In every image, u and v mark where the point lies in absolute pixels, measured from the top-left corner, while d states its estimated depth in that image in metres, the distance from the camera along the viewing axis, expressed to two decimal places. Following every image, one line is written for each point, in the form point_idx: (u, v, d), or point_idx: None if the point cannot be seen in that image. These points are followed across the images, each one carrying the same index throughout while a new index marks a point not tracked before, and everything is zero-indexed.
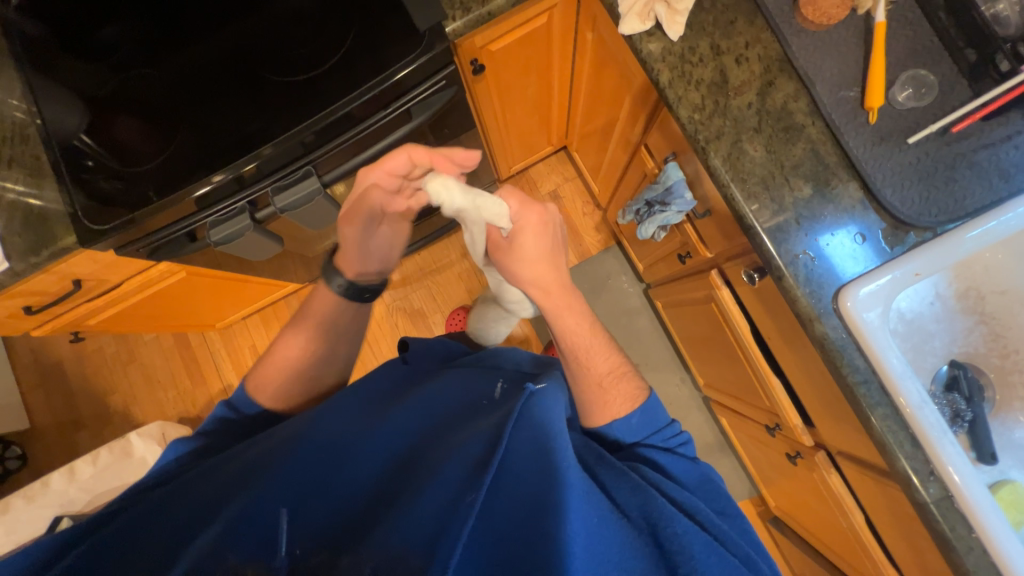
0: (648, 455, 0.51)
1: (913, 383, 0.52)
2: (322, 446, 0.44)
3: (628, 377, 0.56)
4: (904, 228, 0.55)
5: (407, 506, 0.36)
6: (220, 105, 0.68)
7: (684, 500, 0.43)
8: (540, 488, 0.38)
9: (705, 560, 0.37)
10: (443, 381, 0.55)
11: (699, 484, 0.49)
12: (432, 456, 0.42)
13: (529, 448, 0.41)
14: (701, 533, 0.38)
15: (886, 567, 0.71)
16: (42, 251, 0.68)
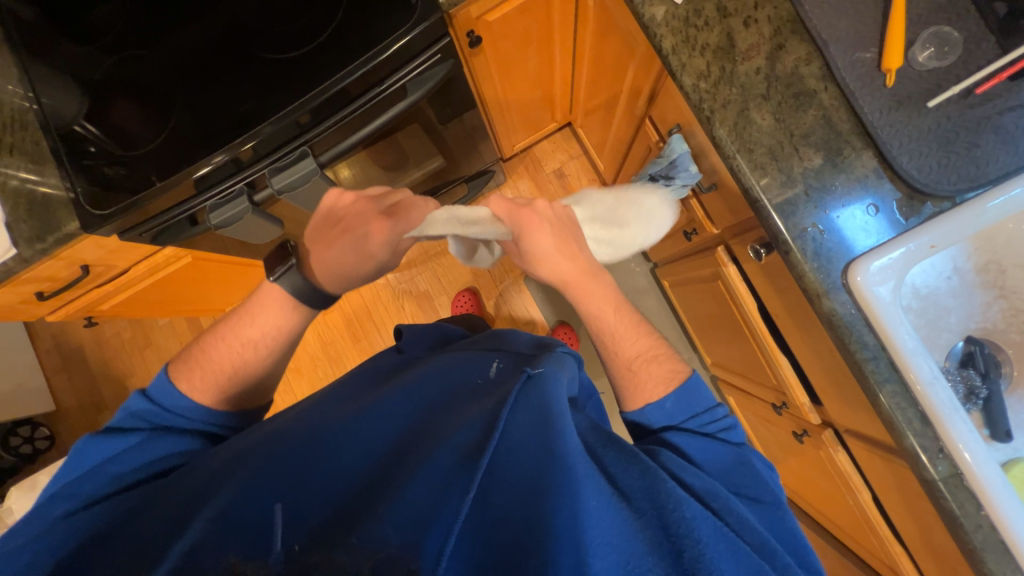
0: (672, 441, 0.48)
1: (925, 360, 0.50)
2: (319, 429, 0.44)
3: (665, 359, 0.54)
4: (920, 198, 0.53)
5: (401, 487, 0.36)
6: (215, 86, 0.67)
7: (702, 488, 0.41)
8: (535, 470, 0.38)
9: (714, 545, 0.35)
10: (441, 362, 0.55)
11: (732, 469, 0.46)
12: (428, 439, 0.42)
13: (526, 429, 0.41)
14: (709, 518, 0.36)
15: (893, 544, 0.71)
16: (48, 237, 0.69)
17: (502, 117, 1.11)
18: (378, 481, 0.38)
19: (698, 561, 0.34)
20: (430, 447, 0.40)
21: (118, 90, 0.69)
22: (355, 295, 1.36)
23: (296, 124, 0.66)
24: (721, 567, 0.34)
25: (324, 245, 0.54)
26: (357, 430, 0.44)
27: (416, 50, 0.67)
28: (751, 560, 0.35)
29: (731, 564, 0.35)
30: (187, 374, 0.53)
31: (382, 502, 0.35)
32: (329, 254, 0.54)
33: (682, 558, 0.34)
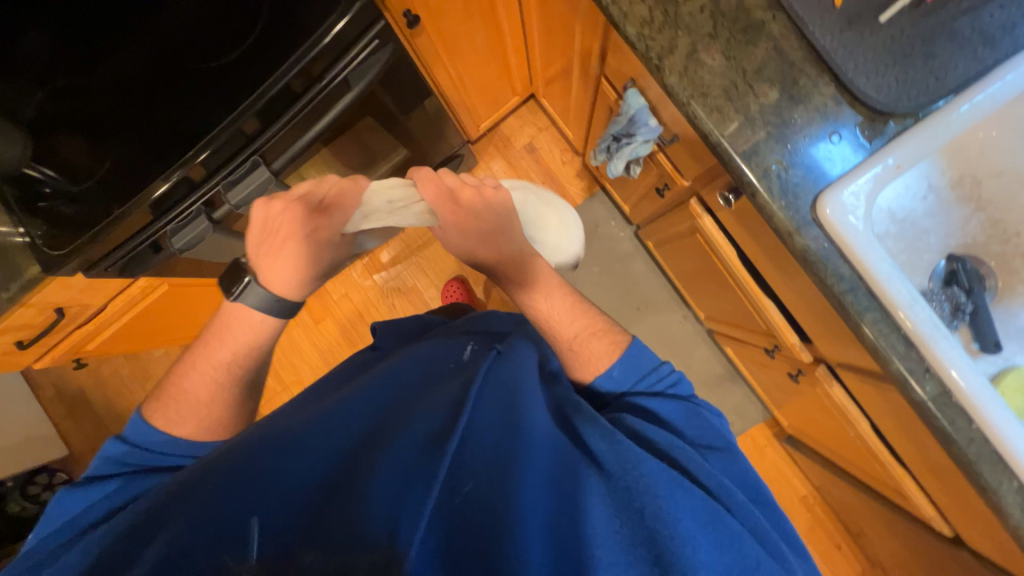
0: (633, 403, 0.49)
1: (902, 283, 0.49)
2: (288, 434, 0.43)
3: (607, 332, 0.54)
4: (882, 118, 0.52)
5: (370, 481, 0.35)
6: (151, 106, 0.64)
7: (660, 441, 0.43)
8: (506, 447, 0.38)
9: (669, 494, 0.36)
10: (408, 354, 0.55)
11: (689, 422, 0.47)
12: (396, 427, 0.41)
13: (497, 404, 0.42)
14: (665, 471, 0.38)
15: (897, 468, 0.72)
16: (12, 286, 0.69)
17: (460, 97, 1.08)
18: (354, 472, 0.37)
19: (658, 515, 0.35)
20: (400, 428, 0.39)
21: (59, 125, 0.66)
22: (344, 299, 1.35)
23: (243, 133, 0.65)
24: (678, 516, 0.35)
25: (275, 258, 0.55)
26: (325, 416, 0.42)
27: (352, 36, 0.65)
28: (707, 505, 0.37)
29: (690, 515, 0.35)
30: (162, 411, 0.51)
31: (356, 490, 0.34)
32: (282, 266, 0.54)
33: (643, 515, 0.35)
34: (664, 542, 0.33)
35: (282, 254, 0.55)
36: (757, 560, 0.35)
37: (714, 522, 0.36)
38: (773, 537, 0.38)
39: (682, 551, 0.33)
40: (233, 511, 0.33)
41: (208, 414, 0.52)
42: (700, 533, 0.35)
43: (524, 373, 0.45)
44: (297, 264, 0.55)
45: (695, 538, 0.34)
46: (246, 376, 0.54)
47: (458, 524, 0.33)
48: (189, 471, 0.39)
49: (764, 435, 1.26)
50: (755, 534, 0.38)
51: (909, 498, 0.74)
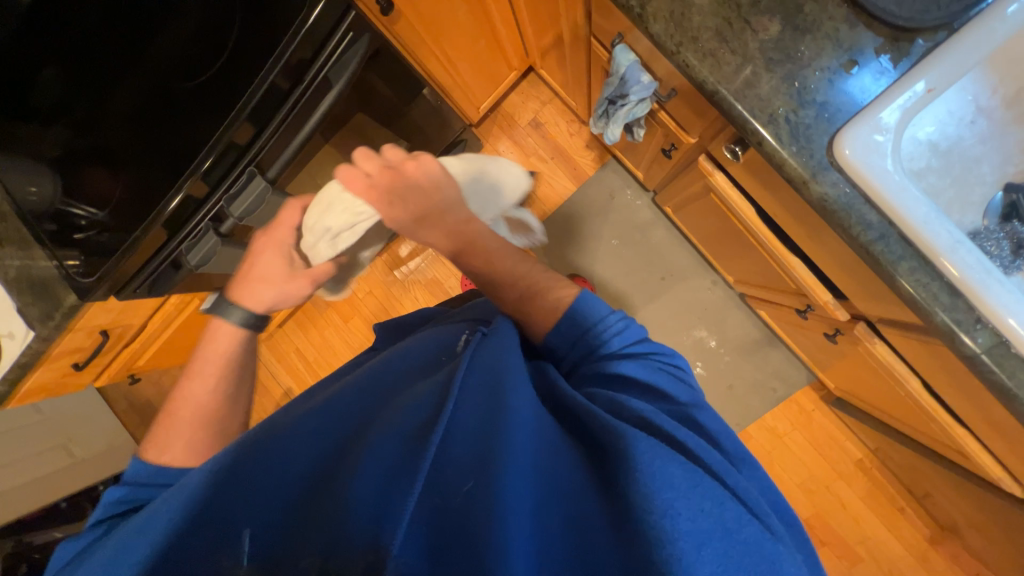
0: (609, 369, 0.46)
1: (941, 224, 0.43)
2: (270, 433, 0.42)
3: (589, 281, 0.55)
4: (907, 37, 0.45)
5: (351, 483, 0.34)
6: (149, 131, 0.66)
7: (645, 408, 0.40)
8: (483, 434, 0.35)
9: (649, 464, 0.33)
10: (403, 347, 0.54)
11: (669, 381, 0.45)
12: (380, 422, 0.40)
13: (481, 386, 0.40)
14: (647, 441, 0.35)
15: (956, 428, 0.65)
16: (56, 314, 0.75)
17: (454, 80, 1.05)
18: (338, 471, 0.37)
19: (636, 489, 0.32)
20: (385, 424, 0.39)
21: (83, 158, 0.68)
22: (368, 297, 1.38)
23: (235, 144, 0.66)
24: (656, 488, 0.31)
25: (241, 274, 0.61)
26: (316, 420, 0.43)
27: (326, 31, 0.63)
28: (687, 470, 0.33)
29: (668, 484, 0.32)
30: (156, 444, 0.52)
31: (342, 495, 0.34)
32: (242, 281, 0.60)
33: (625, 491, 0.32)
34: (644, 519, 0.30)
35: (245, 270, 0.61)
36: (740, 521, 0.31)
37: (695, 488, 0.32)
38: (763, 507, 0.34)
39: (660, 525, 0.30)
40: (234, 524, 0.35)
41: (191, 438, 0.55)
42: (679, 502, 0.31)
43: (509, 355, 0.44)
44: (259, 274, 0.60)
45: (675, 509, 0.30)
46: (229, 391, 0.57)
47: (443, 521, 0.31)
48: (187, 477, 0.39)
49: (810, 399, 1.19)
50: (743, 497, 0.34)
51: (973, 459, 0.67)
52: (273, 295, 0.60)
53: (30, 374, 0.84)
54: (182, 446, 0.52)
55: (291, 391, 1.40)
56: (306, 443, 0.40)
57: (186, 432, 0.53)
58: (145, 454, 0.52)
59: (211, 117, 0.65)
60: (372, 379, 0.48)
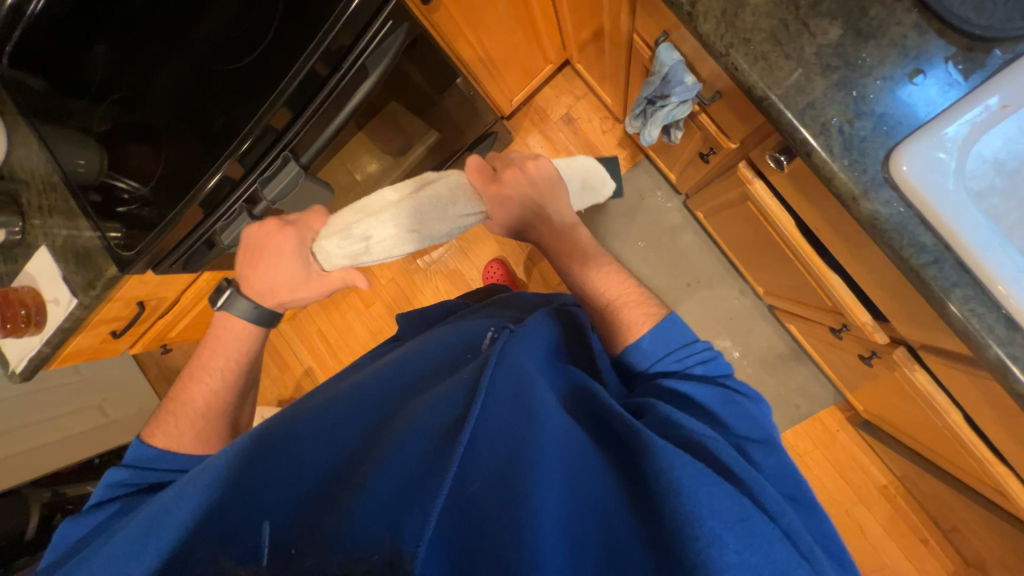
0: (665, 386, 0.46)
1: (1003, 251, 0.40)
2: (301, 422, 0.43)
3: (644, 302, 0.54)
4: (983, 47, 0.42)
5: (376, 479, 0.35)
6: (190, 111, 0.68)
7: (698, 430, 0.39)
8: (514, 445, 0.36)
9: (694, 490, 0.32)
10: (426, 341, 0.55)
11: (726, 406, 0.44)
12: (406, 418, 0.41)
13: (507, 390, 0.40)
14: (691, 465, 0.34)
15: (995, 466, 0.62)
16: (97, 284, 0.79)
17: (489, 72, 1.04)
18: (363, 464, 0.38)
19: (678, 515, 0.32)
20: (409, 423, 0.39)
21: (128, 135, 0.71)
22: (390, 283, 1.40)
23: (272, 128, 0.66)
24: (701, 514, 0.31)
25: (250, 269, 0.61)
26: (340, 413, 0.44)
27: (366, 18, 0.63)
28: (735, 501, 0.32)
29: (712, 512, 0.31)
30: (160, 429, 0.56)
31: (366, 487, 0.34)
32: (252, 276, 0.60)
33: (664, 516, 0.32)
34: (686, 547, 0.30)
35: (253, 266, 0.60)
36: (790, 564, 0.31)
37: (743, 521, 0.32)
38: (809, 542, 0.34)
39: (706, 553, 0.30)
40: (256, 514, 0.35)
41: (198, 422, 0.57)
42: (727, 533, 0.31)
43: (535, 359, 0.43)
44: (266, 274, 0.60)
45: (722, 540, 0.31)
46: (237, 378, 0.60)
47: (468, 526, 0.32)
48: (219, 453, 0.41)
49: (835, 419, 1.15)
50: (790, 535, 0.34)
51: (1012, 500, 0.64)
52: (287, 294, 0.60)
53: (72, 338, 0.88)
54: (189, 434, 0.56)
55: (311, 370, 1.44)
56: (337, 436, 0.41)
57: (199, 420, 0.57)
58: (151, 438, 0.56)
59: (249, 100, 0.66)
60: (396, 373, 0.49)
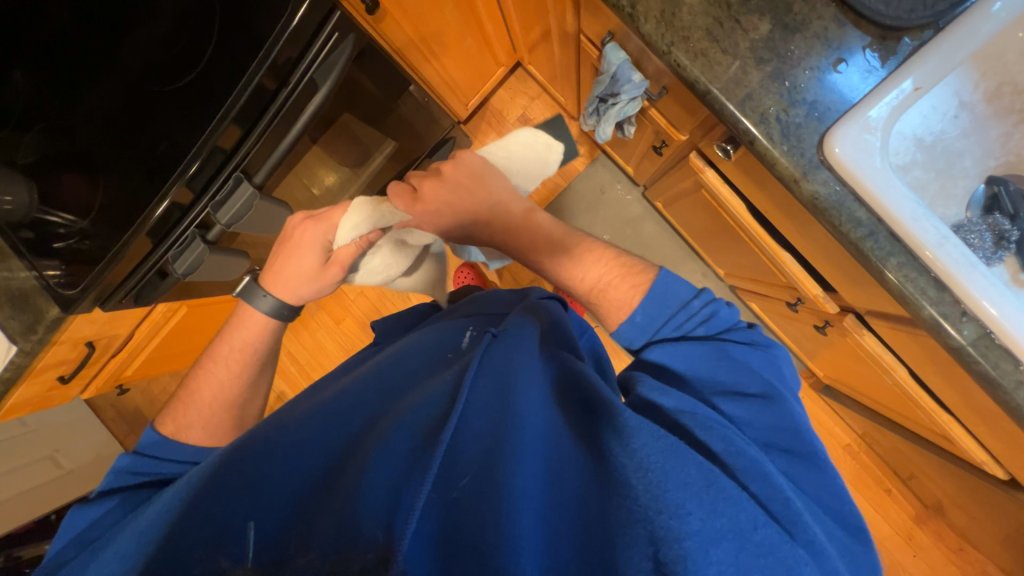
0: (648, 359, 0.48)
1: (929, 221, 0.44)
2: (274, 430, 0.42)
3: (629, 275, 0.53)
4: (893, 35, 0.45)
5: (355, 483, 0.34)
6: (126, 136, 0.64)
7: (673, 407, 0.41)
8: (496, 437, 0.37)
9: (663, 465, 0.32)
10: (404, 347, 0.56)
11: (719, 367, 0.45)
12: (385, 421, 0.41)
13: (491, 387, 0.41)
14: (660, 440, 0.34)
15: (941, 415, 0.68)
16: (39, 328, 0.73)
17: (442, 78, 1.04)
18: (342, 469, 0.37)
19: (646, 490, 0.31)
20: (393, 421, 0.39)
21: (57, 165, 0.67)
22: (360, 298, 1.37)
23: (221, 149, 0.64)
24: (666, 487, 0.31)
25: (274, 261, 0.64)
26: (320, 417, 0.43)
27: (311, 31, 0.62)
28: (701, 469, 0.33)
29: (679, 484, 0.31)
30: (172, 419, 0.55)
31: (349, 489, 0.34)
32: (273, 269, 0.63)
33: (633, 492, 0.32)
34: (652, 520, 0.30)
35: (278, 260, 0.64)
36: (756, 522, 0.31)
37: (709, 487, 0.32)
38: (784, 497, 0.35)
39: (668, 525, 0.29)
40: (236, 521, 0.35)
41: (214, 418, 0.56)
42: (691, 501, 0.31)
43: (520, 358, 0.45)
44: (285, 268, 0.63)
45: (686, 509, 0.30)
46: (251, 372, 0.59)
47: (455, 517, 0.33)
48: (203, 474, 0.40)
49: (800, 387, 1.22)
50: (761, 499, 0.35)
51: (957, 444, 0.70)
52: (305, 287, 0.63)
53: (14, 388, 0.82)
54: (202, 425, 0.55)
55: (285, 395, 1.39)
56: (312, 439, 0.40)
57: (207, 411, 0.56)
58: (162, 426, 0.55)
59: (193, 123, 0.62)
60: (374, 375, 0.49)
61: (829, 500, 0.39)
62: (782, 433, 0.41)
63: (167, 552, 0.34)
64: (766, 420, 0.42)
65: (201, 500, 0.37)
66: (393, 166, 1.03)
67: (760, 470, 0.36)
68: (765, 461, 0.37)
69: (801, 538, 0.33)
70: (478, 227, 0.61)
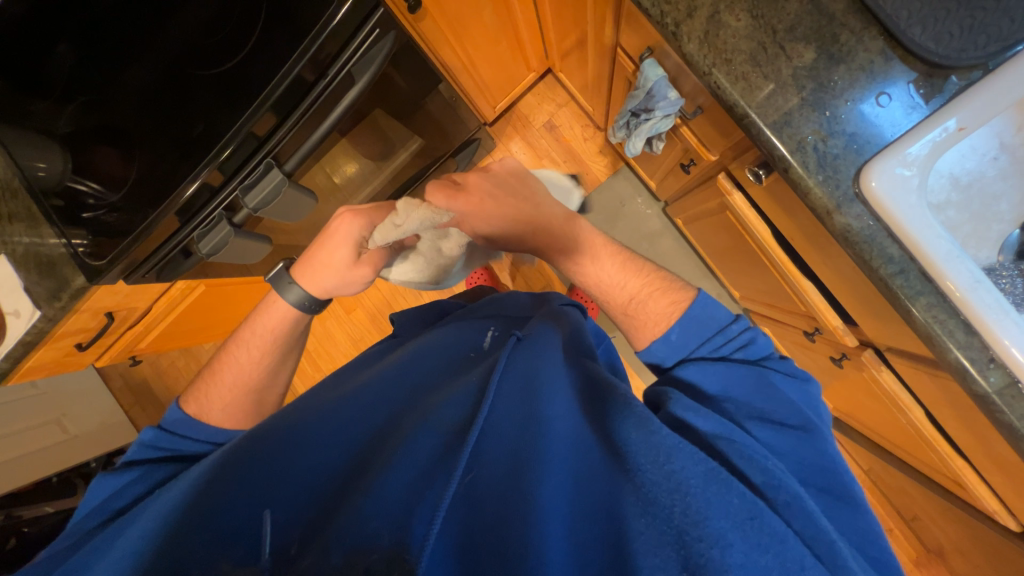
0: (681, 376, 0.49)
1: (963, 263, 0.44)
2: (303, 423, 0.45)
3: (666, 292, 0.55)
4: (941, 73, 0.45)
5: (380, 480, 0.37)
6: (164, 115, 0.65)
7: (709, 430, 0.41)
8: (518, 447, 0.40)
9: (701, 491, 0.34)
10: (423, 346, 0.58)
11: (758, 392, 0.46)
12: (409, 421, 0.44)
13: (513, 395, 0.45)
14: (700, 465, 0.36)
15: (955, 460, 0.66)
16: (63, 295, 0.75)
17: (473, 79, 1.05)
18: (367, 463, 0.40)
19: (687, 516, 0.33)
20: (418, 423, 0.43)
21: (93, 138, 0.68)
22: (372, 290, 1.37)
23: (253, 136, 0.65)
24: (707, 515, 0.33)
25: (308, 255, 0.63)
26: (352, 408, 0.47)
27: (353, 27, 0.63)
28: (743, 500, 0.34)
29: (720, 513, 0.33)
30: (195, 398, 0.58)
31: (372, 482, 0.37)
32: (304, 260, 0.63)
33: (673, 515, 0.33)
34: (692, 546, 0.31)
35: (311, 251, 0.63)
36: (801, 562, 0.32)
37: (749, 520, 0.33)
38: (826, 536, 0.35)
39: (710, 553, 0.31)
40: (257, 510, 0.36)
41: (232, 401, 0.58)
42: (733, 532, 0.32)
43: (542, 363, 0.48)
44: (315, 259, 0.62)
45: (728, 540, 0.32)
46: (271, 359, 0.62)
47: (476, 520, 0.35)
48: (229, 451, 0.43)
49: None
50: (802, 536, 0.35)
51: (969, 490, 0.68)
52: (331, 281, 0.63)
53: (32, 352, 0.83)
54: (224, 405, 0.58)
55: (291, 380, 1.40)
56: (339, 433, 0.44)
57: (229, 393, 0.59)
58: (186, 403, 0.57)
59: (230, 108, 0.64)
60: (395, 375, 0.52)
61: (861, 542, 0.39)
62: (817, 472, 0.42)
63: (191, 535, 0.35)
64: (800, 454, 0.42)
65: (228, 484, 0.39)
66: (417, 163, 1.04)
67: (803, 508, 0.36)
68: (806, 496, 0.38)
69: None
70: (502, 231, 0.61)
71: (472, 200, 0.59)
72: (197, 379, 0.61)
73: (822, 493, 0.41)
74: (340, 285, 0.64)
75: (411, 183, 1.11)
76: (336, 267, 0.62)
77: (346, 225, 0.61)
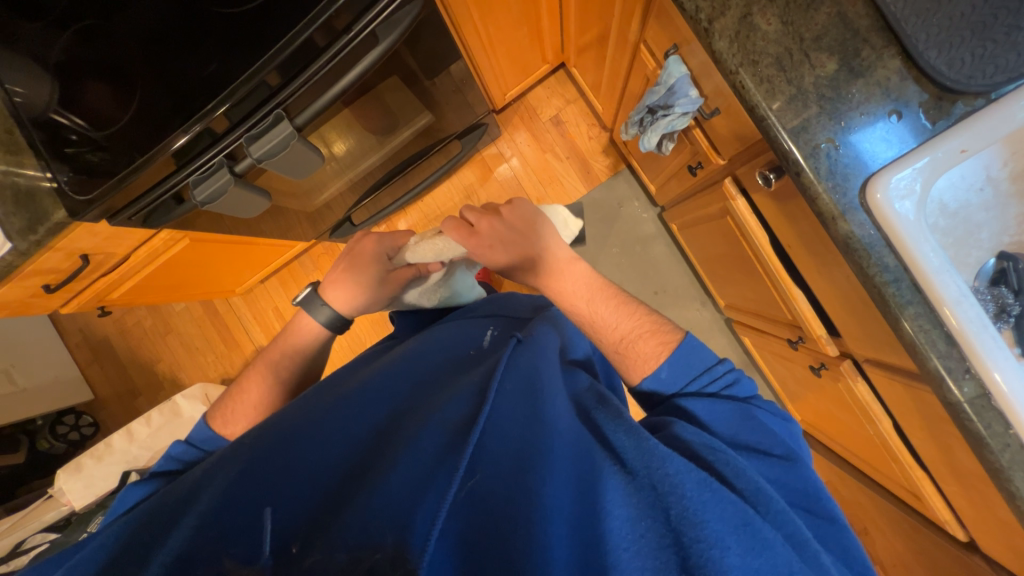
0: (685, 406, 0.49)
1: (952, 277, 0.46)
2: (305, 425, 0.46)
3: (655, 333, 0.56)
4: (949, 97, 0.47)
5: (381, 479, 0.37)
6: (174, 50, 0.62)
7: (698, 441, 0.43)
8: (522, 445, 0.40)
9: (697, 495, 0.35)
10: (422, 345, 0.60)
11: (742, 425, 0.47)
12: (411, 421, 0.44)
13: (517, 393, 0.45)
14: (693, 472, 0.37)
15: (915, 470, 0.71)
16: (39, 229, 0.71)
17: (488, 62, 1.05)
18: (369, 461, 0.41)
19: (685, 517, 0.34)
20: (422, 420, 0.43)
21: (91, 66, 0.64)
22: None
23: (265, 85, 0.62)
24: (705, 518, 0.34)
25: (336, 275, 0.68)
26: (353, 405, 0.48)
27: None
28: (736, 507, 0.35)
29: (717, 517, 0.34)
30: (221, 413, 0.62)
31: (375, 481, 0.37)
32: (333, 283, 0.67)
33: (670, 517, 0.34)
34: (690, 546, 0.33)
35: (340, 274, 0.68)
36: (792, 568, 0.33)
37: (744, 526, 0.34)
38: (809, 545, 0.36)
39: (710, 554, 0.32)
40: (257, 511, 0.37)
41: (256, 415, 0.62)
42: (729, 536, 0.33)
43: (542, 362, 0.49)
44: (348, 283, 0.67)
45: (726, 542, 0.33)
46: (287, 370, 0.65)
47: (478, 521, 0.35)
48: (242, 450, 0.45)
49: None
50: (791, 541, 0.36)
51: (925, 501, 0.73)
52: (357, 302, 0.68)
53: None
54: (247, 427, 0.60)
55: None
56: (340, 436, 0.44)
57: (253, 410, 0.62)
58: (210, 419, 0.61)
59: (246, 50, 0.61)
60: (396, 372, 0.53)
61: (839, 552, 0.41)
62: (799, 496, 0.43)
63: (198, 537, 0.36)
64: (784, 480, 0.44)
65: (231, 481, 0.40)
66: (423, 140, 1.03)
67: (779, 507, 0.38)
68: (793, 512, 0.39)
69: (808, 556, 0.36)
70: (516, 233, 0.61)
71: (483, 243, 0.61)
72: (224, 393, 0.65)
73: (796, 492, 0.43)
74: (359, 306, 0.69)
75: (414, 156, 1.09)
76: (360, 290, 0.68)
77: (374, 244, 0.69)
